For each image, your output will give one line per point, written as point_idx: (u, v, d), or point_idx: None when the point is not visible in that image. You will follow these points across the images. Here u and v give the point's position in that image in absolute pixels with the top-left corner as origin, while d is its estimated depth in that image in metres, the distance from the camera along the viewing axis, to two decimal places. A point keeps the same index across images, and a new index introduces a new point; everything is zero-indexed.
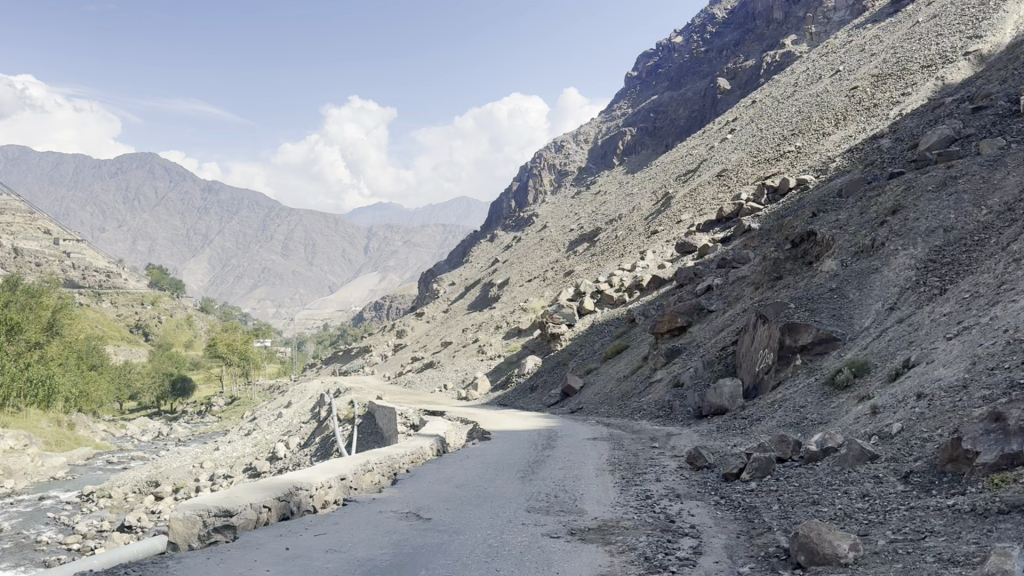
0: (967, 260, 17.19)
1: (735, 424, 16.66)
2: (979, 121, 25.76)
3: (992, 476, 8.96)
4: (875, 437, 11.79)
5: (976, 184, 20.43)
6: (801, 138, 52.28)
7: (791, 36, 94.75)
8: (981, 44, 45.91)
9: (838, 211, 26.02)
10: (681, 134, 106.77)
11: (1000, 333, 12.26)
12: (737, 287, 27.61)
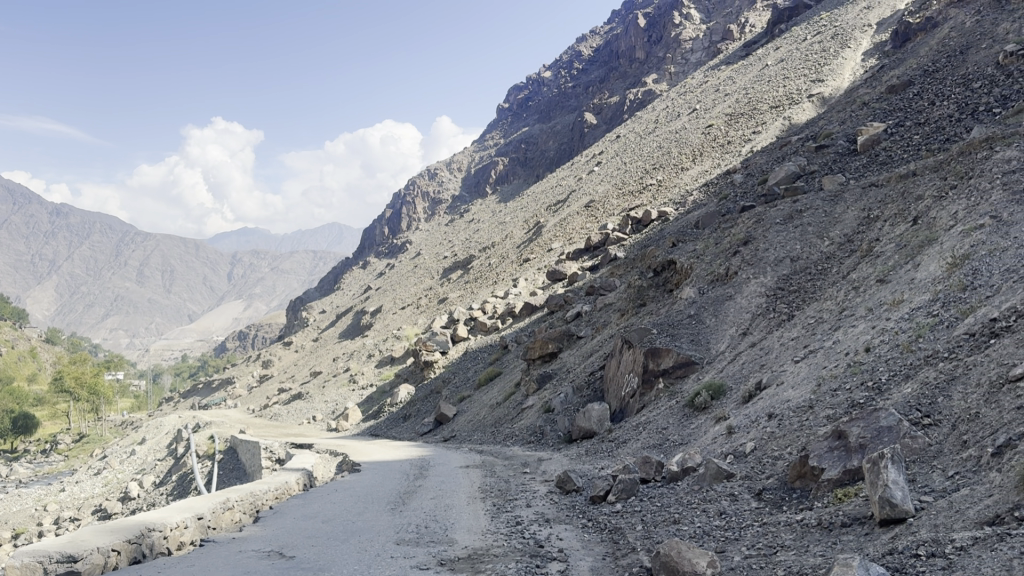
0: (811, 288, 18.49)
1: (603, 447, 17.02)
2: (820, 159, 27.85)
3: (836, 491, 9.59)
4: (730, 456, 12.33)
5: (818, 217, 22.04)
6: (662, 172, 54.61)
7: (652, 75, 99.74)
8: (823, 87, 49.86)
9: (697, 241, 27.36)
10: (551, 164, 109.32)
11: (842, 356, 13.24)
12: (605, 313, 28.50)
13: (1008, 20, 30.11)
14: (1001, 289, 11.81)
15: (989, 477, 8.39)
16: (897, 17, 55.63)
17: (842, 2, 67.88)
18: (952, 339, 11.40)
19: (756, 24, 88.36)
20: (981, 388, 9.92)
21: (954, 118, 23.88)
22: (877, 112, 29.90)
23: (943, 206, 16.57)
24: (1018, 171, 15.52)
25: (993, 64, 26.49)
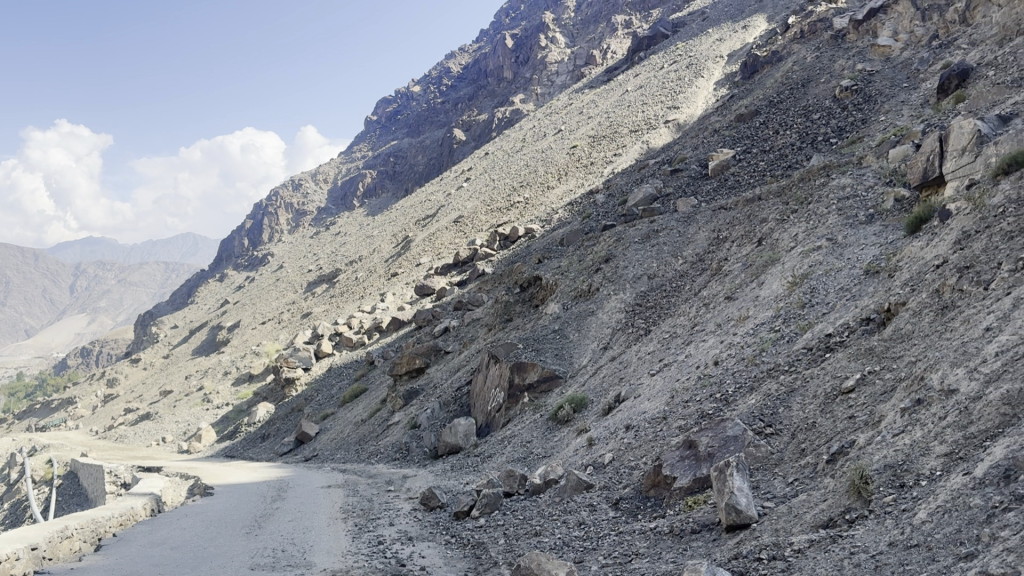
0: (666, 304, 19.43)
1: (468, 463, 17.06)
2: (675, 182, 29.28)
3: (687, 499, 10.05)
4: (590, 467, 12.67)
5: (673, 238, 23.22)
6: (528, 188, 55.49)
7: (520, 95, 102.09)
8: (678, 114, 52.79)
9: (561, 258, 28.08)
10: (419, 178, 108.85)
11: (694, 369, 13.95)
12: (472, 329, 28.74)
13: (841, 59, 32.91)
14: (835, 306, 12.89)
15: (824, 482, 9.15)
16: (745, 50, 59.79)
17: (695, 34, 72.09)
18: (792, 352, 12.30)
19: (617, 50, 92.28)
20: (817, 399, 10.77)
21: (795, 147, 25.76)
22: (727, 139, 31.79)
23: (785, 229, 17.85)
24: (851, 198, 16.98)
25: (828, 98, 28.87)
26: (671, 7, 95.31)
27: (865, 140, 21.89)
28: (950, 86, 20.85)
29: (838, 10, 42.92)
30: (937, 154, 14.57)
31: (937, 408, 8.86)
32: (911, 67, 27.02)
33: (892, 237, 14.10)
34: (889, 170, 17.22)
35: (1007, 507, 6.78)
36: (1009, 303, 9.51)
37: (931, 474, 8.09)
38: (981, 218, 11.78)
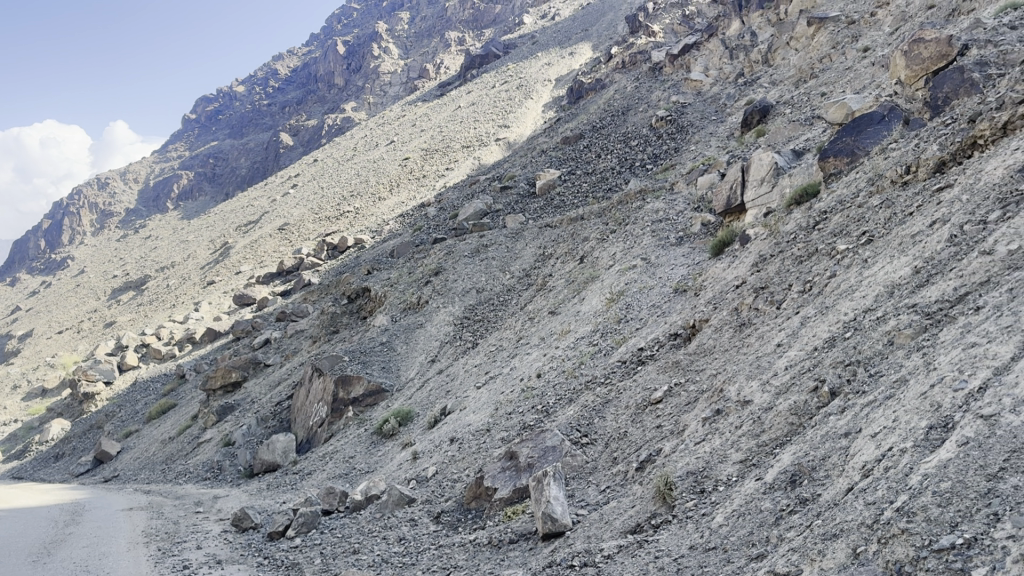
0: (493, 317, 19.88)
1: (286, 480, 16.46)
2: (504, 199, 29.93)
3: (506, 510, 10.26)
4: (413, 481, 12.61)
5: (501, 253, 23.90)
6: (359, 198, 54.72)
7: (350, 103, 101.07)
8: (507, 133, 54.58)
9: (390, 270, 27.91)
10: (242, 182, 103.83)
11: (518, 382, 14.29)
12: (295, 341, 27.95)
13: (658, 90, 35.35)
14: (647, 322, 13.68)
15: (632, 489, 9.65)
16: (572, 76, 62.84)
17: (525, 56, 74.75)
18: (608, 365, 12.90)
19: (450, 66, 93.66)
20: (629, 409, 11.35)
21: (616, 170, 27.25)
22: (554, 160, 32.99)
23: (604, 248, 18.79)
24: (663, 221, 18.13)
25: (647, 126, 30.80)
26: (502, 28, 98.43)
27: (677, 168, 23.54)
28: (752, 121, 22.91)
29: (656, 45, 46.16)
30: (739, 183, 15.88)
31: (734, 418, 9.62)
32: (718, 102, 29.49)
33: (698, 258, 15.19)
34: (697, 196, 18.55)
35: (792, 510, 7.59)
36: (797, 321, 10.55)
37: (728, 480, 8.78)
38: (776, 244, 13.01)
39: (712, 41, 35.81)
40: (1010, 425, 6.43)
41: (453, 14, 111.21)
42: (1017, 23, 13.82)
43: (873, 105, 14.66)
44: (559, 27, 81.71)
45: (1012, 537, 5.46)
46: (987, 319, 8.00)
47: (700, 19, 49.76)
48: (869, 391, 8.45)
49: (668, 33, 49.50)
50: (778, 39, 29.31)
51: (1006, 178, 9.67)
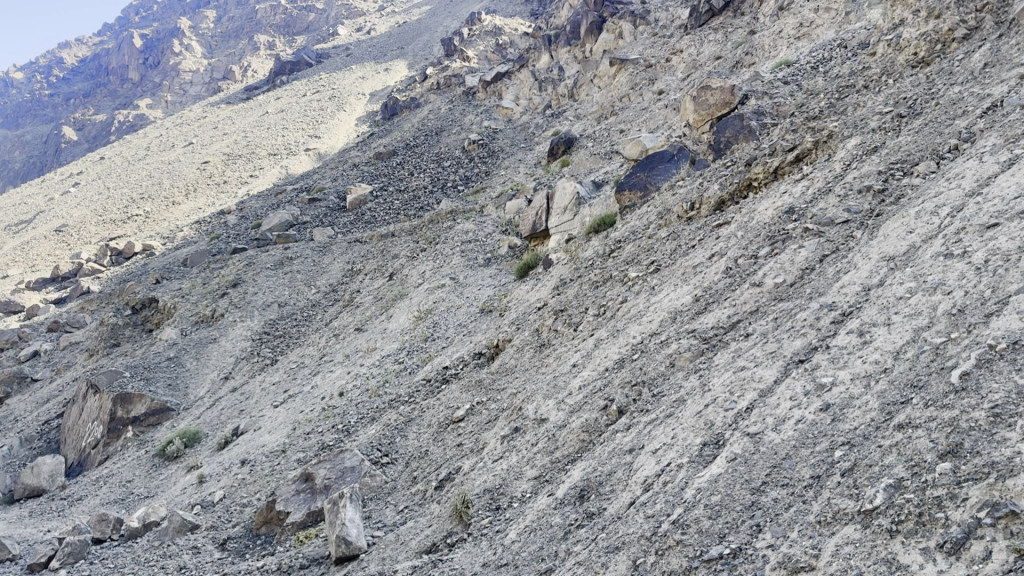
0: (295, 333, 19.36)
1: (51, 507, 14.79)
2: (312, 211, 29.21)
3: (298, 534, 9.91)
4: (197, 506, 11.78)
5: (307, 267, 23.50)
6: (150, 199, 50.89)
7: (146, 99, 94.30)
8: (317, 144, 53.56)
9: (182, 279, 26.26)
10: (14, 178, 92.93)
11: (318, 401, 13.89)
12: (69, 354, 25.44)
13: (470, 114, 36.39)
14: (453, 341, 13.85)
15: (429, 509, 9.66)
16: (386, 91, 62.94)
17: (339, 67, 73.99)
18: (413, 384, 12.86)
19: (258, 70, 90.38)
20: (431, 428, 11.38)
21: (427, 189, 27.56)
22: (365, 174, 32.76)
23: (413, 266, 18.89)
24: (472, 242, 18.53)
25: (459, 148, 31.52)
26: (314, 37, 96.67)
27: (487, 191, 24.21)
28: (558, 151, 24.04)
29: (469, 71, 47.62)
30: (544, 210, 16.54)
31: (531, 435, 9.92)
32: (528, 130, 30.81)
33: (504, 280, 15.63)
34: (505, 220, 19.14)
35: (580, 524, 7.93)
36: (592, 343, 11.11)
37: (522, 496, 9.01)
38: (575, 269, 13.68)
39: (523, 72, 37.50)
40: (772, 443, 7.34)
41: (262, 17, 107.67)
42: (789, 79, 15.69)
43: (665, 144, 15.88)
44: (374, 41, 81.75)
45: (772, 545, 6.20)
46: (755, 345, 8.97)
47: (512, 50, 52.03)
48: (652, 409, 9.07)
49: (481, 60, 51.24)
50: (583, 75, 31.24)
51: (775, 218, 10.85)
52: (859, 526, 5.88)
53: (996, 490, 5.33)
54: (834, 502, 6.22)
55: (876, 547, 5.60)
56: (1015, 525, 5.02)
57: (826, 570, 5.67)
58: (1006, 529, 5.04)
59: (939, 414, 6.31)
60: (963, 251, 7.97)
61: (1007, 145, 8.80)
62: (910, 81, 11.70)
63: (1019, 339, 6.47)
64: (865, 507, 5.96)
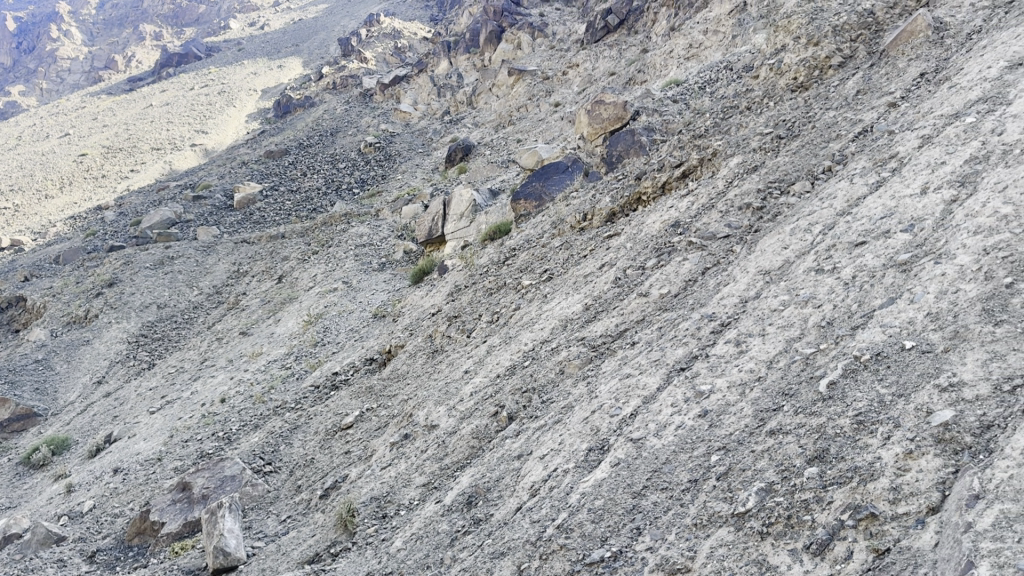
0: (175, 336, 18.58)
1: None
2: (197, 209, 28.22)
3: (173, 545, 9.50)
4: (64, 517, 11.10)
5: (189, 267, 22.71)
6: (20, 192, 47.71)
7: (18, 86, 88.64)
8: (204, 140, 51.79)
9: (52, 278, 24.82)
10: None
11: (198, 407, 13.36)
12: None
13: (366, 116, 36.34)
14: (343, 346, 13.63)
15: (314, 517, 9.43)
16: (279, 89, 61.41)
17: (229, 61, 71.98)
18: (299, 391, 12.58)
19: (143, 60, 86.51)
20: (318, 435, 11.14)
21: (320, 191, 27.32)
22: (255, 173, 31.94)
23: (304, 269, 18.59)
24: (367, 246, 18.57)
25: (356, 151, 31.33)
26: (204, 29, 93.34)
27: (384, 196, 24.04)
28: (456, 157, 24.08)
29: (366, 73, 47.56)
30: (440, 216, 16.61)
31: (420, 442, 9.84)
32: (425, 135, 30.94)
33: (399, 286, 15.54)
34: (401, 225, 19.11)
35: (466, 530, 7.92)
36: (483, 349, 11.15)
37: (409, 504, 8.92)
38: (470, 275, 13.72)
39: (421, 76, 37.90)
40: (654, 448, 7.53)
41: (149, 7, 103.70)
42: (677, 97, 16.33)
43: (560, 155, 16.18)
44: (267, 37, 80.01)
45: (650, 548, 6.36)
46: (640, 353, 9.20)
47: (411, 54, 51.85)
48: (540, 415, 9.16)
49: (379, 62, 51.06)
50: (482, 83, 31.64)
51: (661, 231, 11.19)
52: (732, 528, 6.10)
53: (858, 493, 5.68)
54: (710, 504, 6.45)
55: (747, 549, 5.83)
56: (875, 526, 5.37)
57: (701, 571, 5.87)
58: (867, 530, 5.38)
59: (808, 421, 6.64)
60: (833, 267, 8.46)
61: (874, 169, 9.42)
62: (788, 104, 12.33)
63: (881, 351, 6.90)
64: (738, 510, 6.19)
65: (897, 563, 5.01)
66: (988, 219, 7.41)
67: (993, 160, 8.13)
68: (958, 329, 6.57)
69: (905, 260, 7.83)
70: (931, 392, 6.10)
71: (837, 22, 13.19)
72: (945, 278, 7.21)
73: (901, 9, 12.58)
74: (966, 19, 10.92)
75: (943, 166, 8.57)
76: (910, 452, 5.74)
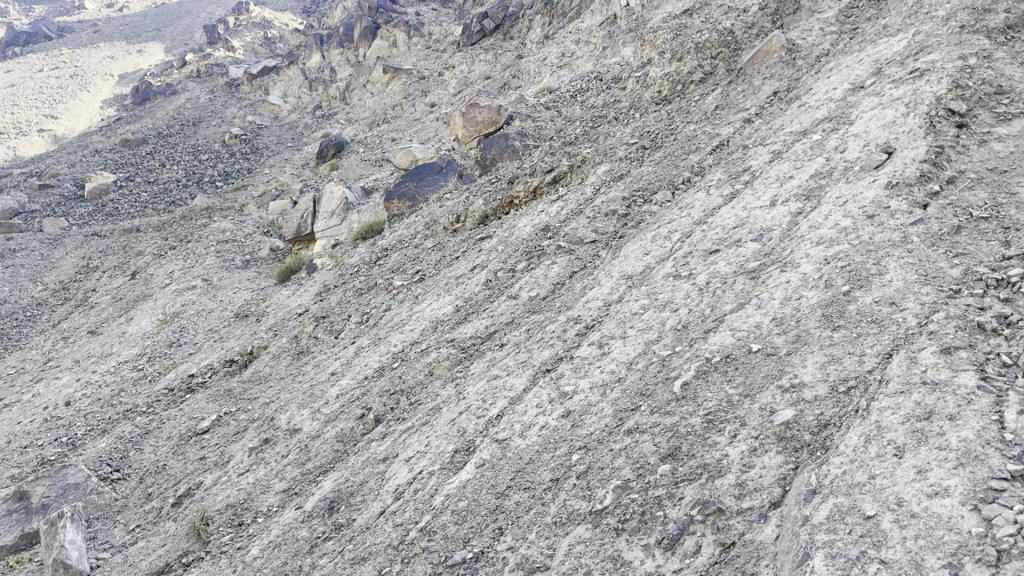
0: (14, 335, 17.32)
1: None
2: (43, 199, 26.69)
3: (8, 559, 8.92)
4: None
5: (34, 261, 21.34)
6: None
7: None
8: (53, 125, 48.54)
9: None
10: None
11: (39, 411, 12.54)
12: None
13: (233, 106, 35.44)
14: (202, 346, 13.29)
15: (165, 526, 9.02)
16: (139, 74, 58.49)
17: (83, 43, 67.99)
18: (153, 393, 12.07)
19: None
20: (171, 440, 10.66)
21: (180, 183, 26.43)
22: (109, 162, 30.35)
23: (161, 264, 17.86)
24: (228, 242, 18.30)
25: (219, 142, 30.60)
26: (56, 8, 87.51)
27: (248, 190, 23.75)
28: (328, 154, 23.88)
29: (233, 62, 46.55)
30: (310, 213, 16.49)
31: (281, 447, 9.57)
32: (295, 130, 30.86)
33: (265, 285, 15.38)
34: (267, 221, 19.36)
35: (326, 536, 7.76)
36: (351, 350, 10.98)
37: (268, 511, 8.64)
38: (340, 275, 13.54)
39: (291, 69, 37.55)
40: (518, 449, 7.60)
41: None
42: (549, 104, 16.66)
43: (434, 155, 16.27)
44: (126, 20, 76.11)
45: (511, 548, 6.42)
46: (508, 355, 9.29)
47: (280, 44, 50.76)
48: (407, 417, 9.09)
49: (248, 51, 49.74)
50: (355, 80, 31.45)
51: (532, 235, 11.39)
52: (590, 525, 6.22)
53: (707, 489, 5.92)
54: (569, 502, 6.55)
55: (604, 545, 5.97)
56: (721, 520, 5.65)
57: (559, 569, 5.96)
58: (714, 525, 5.64)
59: (663, 420, 6.87)
60: (689, 273, 8.82)
61: (729, 181, 9.91)
62: (653, 116, 12.81)
63: (731, 353, 7.24)
64: (596, 507, 6.32)
65: (740, 556, 5.29)
66: (830, 231, 7.94)
67: (835, 176, 8.72)
68: (800, 333, 7.00)
69: (755, 267, 8.26)
70: (774, 393, 6.45)
71: (698, 39, 13.74)
72: (790, 285, 7.66)
73: (757, 30, 13.37)
74: (816, 43, 11.87)
75: (791, 180, 9.12)
76: (754, 450, 6.06)
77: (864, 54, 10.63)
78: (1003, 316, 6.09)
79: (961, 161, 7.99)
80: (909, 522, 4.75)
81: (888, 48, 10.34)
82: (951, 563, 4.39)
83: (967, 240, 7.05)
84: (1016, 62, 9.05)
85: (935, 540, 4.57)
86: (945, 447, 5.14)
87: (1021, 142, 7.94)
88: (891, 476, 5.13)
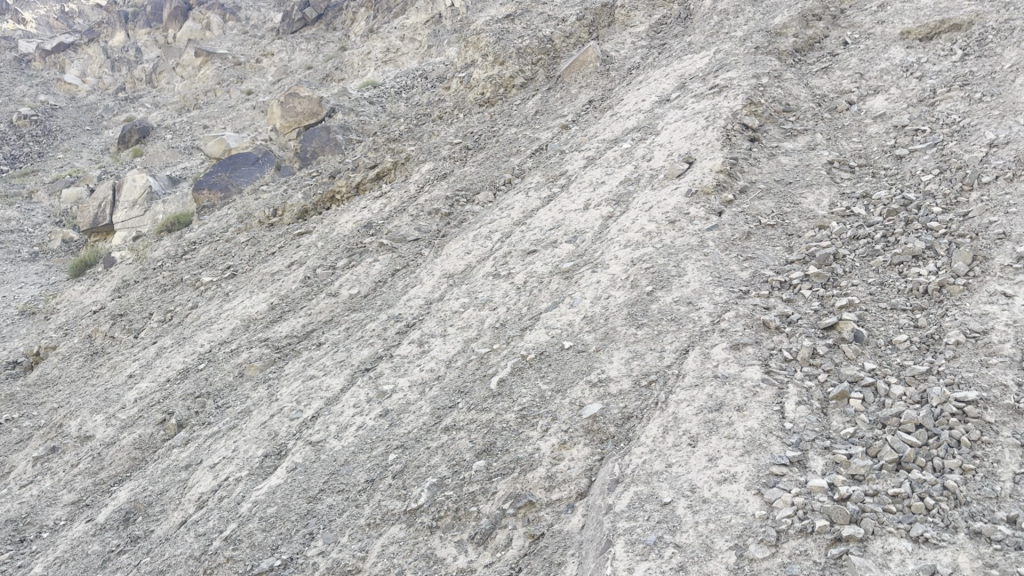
0: None
1: None
2: None
3: None
4: None
5: None
6: None
7: None
8: None
9: None
10: None
11: None
12: None
13: (22, 84, 32.50)
14: None
15: None
16: None
17: None
18: None
19: None
20: None
21: None
22: None
23: None
24: (14, 232, 16.95)
25: (6, 122, 27.87)
26: None
27: (40, 175, 22.06)
28: (130, 139, 22.45)
29: (24, 36, 42.60)
30: (110, 202, 15.53)
31: (71, 456, 8.89)
32: (94, 112, 28.71)
33: (55, 280, 14.43)
34: (59, 210, 17.98)
35: (122, 550, 7.28)
36: (152, 351, 10.34)
37: (54, 525, 7.99)
38: (141, 269, 12.76)
39: (91, 46, 35.05)
40: (332, 450, 7.41)
41: None
42: (374, 99, 16.48)
43: (250, 145, 15.69)
44: None
45: (322, 552, 6.27)
46: (325, 354, 9.09)
47: (79, 20, 46.73)
48: (214, 422, 8.68)
49: (42, 24, 45.61)
50: (165, 61, 29.71)
51: (354, 232, 11.23)
52: (404, 525, 6.19)
53: (519, 483, 6.07)
54: (384, 503, 6.48)
55: (416, 544, 5.98)
56: (531, 513, 5.81)
57: (370, 571, 5.92)
58: (524, 517, 5.79)
59: (478, 417, 6.95)
60: (508, 272, 9.01)
61: (547, 184, 10.22)
62: (477, 117, 12.99)
63: (545, 350, 7.45)
64: (410, 506, 6.30)
65: (549, 546, 5.48)
66: (636, 234, 8.34)
67: (643, 182, 9.20)
68: (607, 331, 7.29)
69: (569, 268, 8.55)
70: (583, 388, 6.69)
71: (520, 45, 14.01)
72: (599, 286, 7.98)
73: (574, 40, 13.93)
74: (628, 56, 12.54)
75: (603, 185, 9.53)
76: (564, 443, 6.25)
77: (671, 69, 11.35)
78: (785, 315, 6.65)
79: (753, 172, 8.65)
80: (701, 507, 5.09)
81: (693, 64, 11.09)
82: (737, 544, 4.75)
83: (756, 244, 7.67)
84: (802, 82, 10.00)
85: (723, 523, 4.93)
86: (733, 436, 5.55)
87: (803, 157, 8.75)
88: (685, 465, 5.48)
